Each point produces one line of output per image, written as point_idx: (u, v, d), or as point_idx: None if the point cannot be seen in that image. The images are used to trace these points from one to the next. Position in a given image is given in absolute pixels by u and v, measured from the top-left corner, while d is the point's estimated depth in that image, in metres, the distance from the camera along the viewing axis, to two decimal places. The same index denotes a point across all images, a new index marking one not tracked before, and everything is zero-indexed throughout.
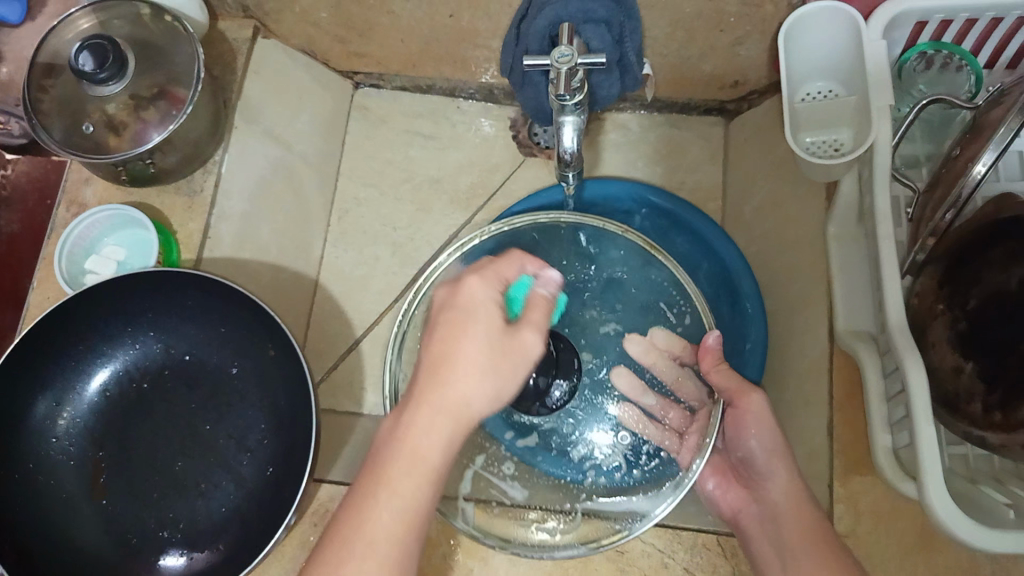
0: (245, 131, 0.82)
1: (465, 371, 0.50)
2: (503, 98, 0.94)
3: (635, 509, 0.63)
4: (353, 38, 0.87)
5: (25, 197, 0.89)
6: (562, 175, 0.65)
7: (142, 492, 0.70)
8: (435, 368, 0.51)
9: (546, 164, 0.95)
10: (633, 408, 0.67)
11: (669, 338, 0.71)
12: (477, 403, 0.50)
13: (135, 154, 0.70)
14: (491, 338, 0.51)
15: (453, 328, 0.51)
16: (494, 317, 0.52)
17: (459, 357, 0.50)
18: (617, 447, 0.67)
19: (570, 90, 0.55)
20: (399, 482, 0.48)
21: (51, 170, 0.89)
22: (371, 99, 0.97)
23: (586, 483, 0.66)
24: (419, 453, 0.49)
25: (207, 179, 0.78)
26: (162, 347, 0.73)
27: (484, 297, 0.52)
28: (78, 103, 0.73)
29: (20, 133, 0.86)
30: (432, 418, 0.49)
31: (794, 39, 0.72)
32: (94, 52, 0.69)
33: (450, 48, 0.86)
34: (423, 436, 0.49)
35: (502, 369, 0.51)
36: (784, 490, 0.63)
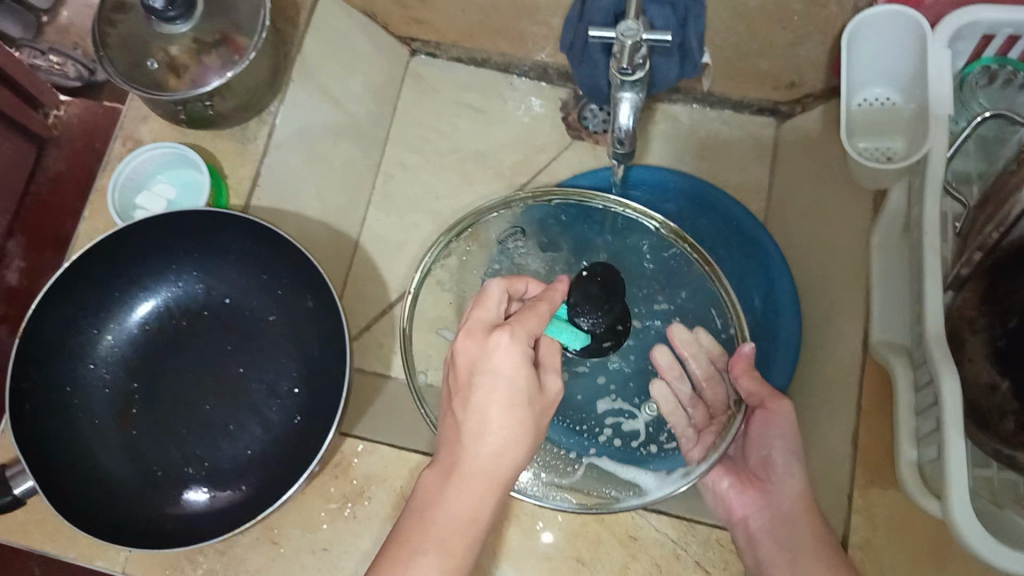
0: (301, 84, 0.83)
1: (499, 434, 0.51)
2: (556, 79, 0.94)
3: (640, 481, 0.69)
4: (415, 4, 0.87)
5: (74, 139, 1.09)
6: (616, 156, 0.65)
7: (172, 427, 0.71)
8: (470, 431, 0.51)
9: (593, 149, 0.94)
10: (666, 388, 0.72)
11: (712, 339, 0.72)
12: (508, 464, 0.51)
13: (193, 94, 0.73)
14: (525, 400, 0.51)
15: (486, 385, 0.51)
16: (525, 375, 0.52)
17: (497, 422, 0.51)
18: (640, 417, 0.72)
19: (634, 64, 0.56)
20: (448, 542, 0.49)
21: (100, 116, 1.11)
22: (425, 68, 0.97)
23: (599, 438, 0.72)
24: (448, 514, 0.49)
25: (260, 130, 0.80)
26: (203, 288, 0.74)
27: (509, 353, 0.52)
28: (143, 42, 0.75)
29: (74, 75, 1.12)
30: (466, 485, 0.50)
31: (857, 44, 0.72)
32: None
33: (510, 23, 0.87)
34: (468, 497, 0.50)
35: (534, 430, 0.52)
36: (795, 502, 0.66)
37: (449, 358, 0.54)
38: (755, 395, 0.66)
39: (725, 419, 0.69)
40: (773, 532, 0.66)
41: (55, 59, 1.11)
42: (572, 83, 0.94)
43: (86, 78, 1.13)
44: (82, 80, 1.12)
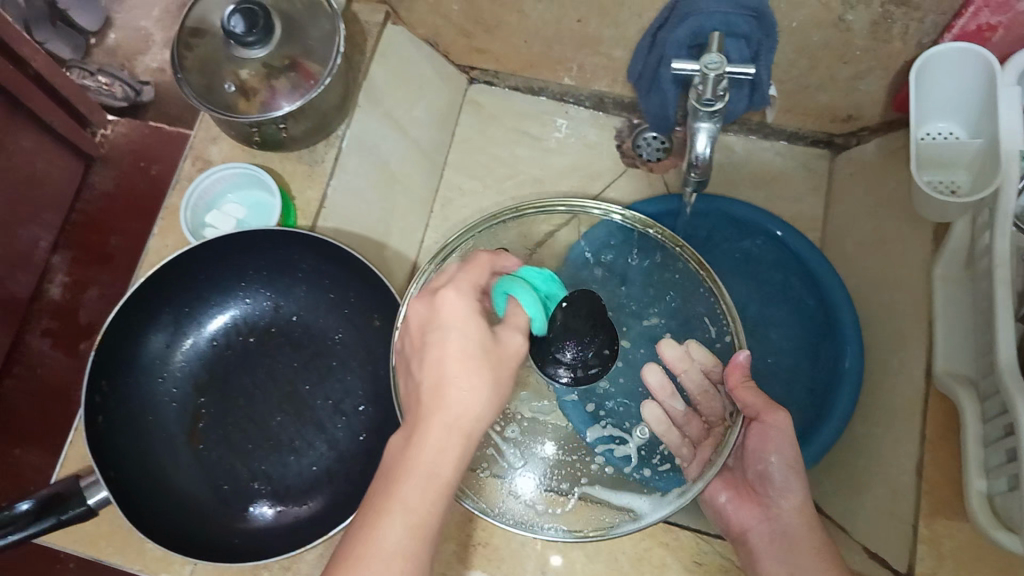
0: (367, 109, 0.85)
1: (456, 385, 0.52)
2: (612, 109, 0.95)
3: (633, 506, 0.64)
4: (479, 34, 0.89)
5: (122, 160, 1.31)
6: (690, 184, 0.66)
7: (238, 443, 0.72)
8: (428, 387, 0.52)
9: (647, 176, 0.94)
10: (658, 408, 0.67)
11: (705, 351, 0.67)
12: (469, 414, 0.52)
13: (266, 118, 0.74)
14: (479, 351, 0.52)
15: (437, 343, 0.53)
16: (477, 326, 0.53)
17: (455, 376, 0.52)
18: (632, 442, 0.67)
19: (718, 95, 0.57)
20: (413, 497, 0.49)
21: (151, 139, 1.33)
22: (483, 95, 0.99)
23: (590, 466, 0.66)
24: (415, 470, 0.50)
25: (327, 152, 0.82)
26: (271, 305, 0.76)
27: (460, 307, 0.53)
28: (217, 65, 0.77)
29: (120, 95, 1.35)
30: (423, 438, 0.51)
31: (924, 79, 0.73)
32: (245, 16, 0.73)
33: (571, 53, 0.88)
34: (429, 450, 0.51)
35: (490, 378, 0.52)
36: (796, 514, 0.66)
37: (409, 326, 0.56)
38: (750, 408, 0.64)
39: (715, 433, 0.64)
40: (773, 548, 0.65)
41: (104, 81, 1.33)
42: (627, 113, 0.96)
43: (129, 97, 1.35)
44: (127, 99, 1.36)
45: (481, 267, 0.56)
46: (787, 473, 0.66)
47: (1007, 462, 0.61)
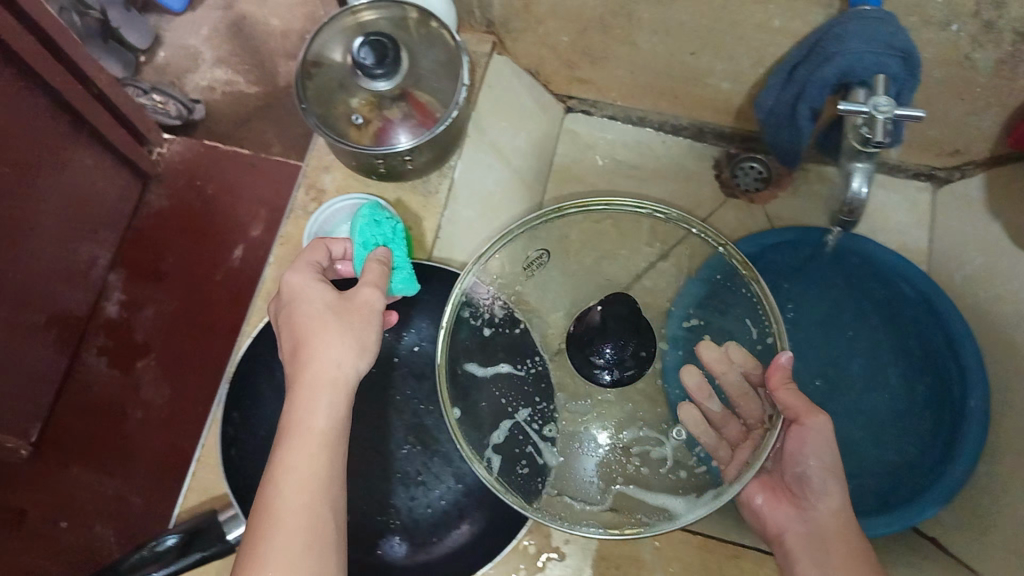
0: (476, 140, 0.86)
1: (315, 345, 0.60)
2: (710, 138, 0.96)
3: (669, 506, 0.62)
4: (584, 65, 0.89)
5: (179, 180, 1.66)
6: (840, 223, 0.65)
7: (367, 475, 0.74)
8: (294, 355, 0.61)
9: (747, 208, 0.95)
10: (694, 409, 0.65)
11: (745, 352, 0.66)
12: (340, 366, 0.60)
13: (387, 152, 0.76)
14: (328, 311, 0.62)
15: (291, 315, 0.63)
16: (315, 291, 0.63)
17: (311, 340, 0.61)
18: (668, 444, 0.64)
19: (887, 139, 0.57)
20: (299, 453, 0.57)
21: (201, 155, 1.68)
22: (579, 124, 0.99)
23: (628, 467, 0.64)
24: (305, 428, 0.58)
25: (442, 182, 0.84)
26: (392, 337, 0.78)
27: (297, 280, 0.64)
28: (338, 95, 0.78)
29: (175, 114, 1.66)
30: (303, 397, 0.59)
31: None
32: (373, 48, 0.72)
33: (676, 86, 0.88)
34: (302, 407, 0.58)
35: (352, 333, 0.61)
36: (833, 514, 0.67)
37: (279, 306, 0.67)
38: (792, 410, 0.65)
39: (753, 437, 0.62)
40: (808, 550, 0.66)
41: (160, 101, 1.63)
42: (723, 143, 0.96)
43: (183, 118, 1.67)
44: (180, 118, 1.66)
45: (320, 247, 0.68)
46: (823, 476, 0.68)
47: None
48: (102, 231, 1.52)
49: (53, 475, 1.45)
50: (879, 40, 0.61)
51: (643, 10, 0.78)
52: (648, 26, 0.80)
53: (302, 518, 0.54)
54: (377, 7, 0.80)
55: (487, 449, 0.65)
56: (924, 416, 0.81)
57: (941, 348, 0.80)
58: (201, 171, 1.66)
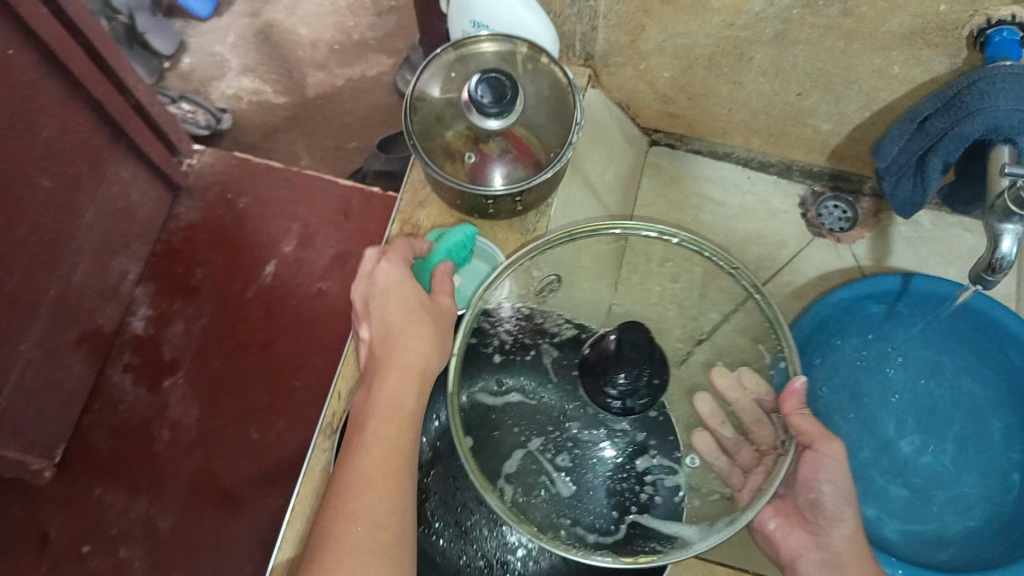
0: (571, 176, 0.85)
1: (402, 333, 0.63)
2: (797, 176, 0.95)
3: (683, 534, 0.56)
4: (680, 100, 0.89)
5: (209, 190, 1.51)
6: (978, 281, 0.65)
7: (472, 531, 0.68)
8: (379, 344, 0.64)
9: (834, 247, 0.94)
10: (710, 437, 0.59)
11: (758, 380, 0.60)
12: (423, 353, 0.62)
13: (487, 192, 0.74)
14: (414, 303, 0.65)
15: (378, 307, 0.66)
16: (402, 283, 0.66)
17: (400, 332, 0.63)
18: (681, 471, 0.58)
19: None
20: (380, 429, 0.58)
21: (233, 166, 1.52)
22: (663, 158, 0.98)
23: (640, 495, 0.57)
24: (388, 406, 0.59)
25: (540, 222, 0.81)
26: None
27: (386, 273, 0.67)
28: (444, 128, 0.77)
29: (204, 123, 1.68)
30: (383, 380, 0.61)
31: None
32: (490, 86, 0.71)
33: (774, 124, 0.88)
34: (387, 389, 0.60)
35: (432, 325, 0.64)
36: (848, 540, 0.66)
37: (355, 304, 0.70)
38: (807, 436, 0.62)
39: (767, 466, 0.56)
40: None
41: (189, 109, 1.67)
42: (809, 181, 0.95)
43: (211, 127, 1.69)
44: (209, 127, 1.68)
45: (399, 248, 0.69)
46: (838, 501, 0.66)
47: None
48: (132, 243, 1.39)
49: (74, 499, 1.29)
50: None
51: (758, 51, 0.77)
52: (759, 66, 0.80)
53: (377, 495, 0.54)
54: (486, 40, 0.78)
55: (496, 478, 0.57)
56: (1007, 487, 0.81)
57: None
58: (234, 182, 1.51)
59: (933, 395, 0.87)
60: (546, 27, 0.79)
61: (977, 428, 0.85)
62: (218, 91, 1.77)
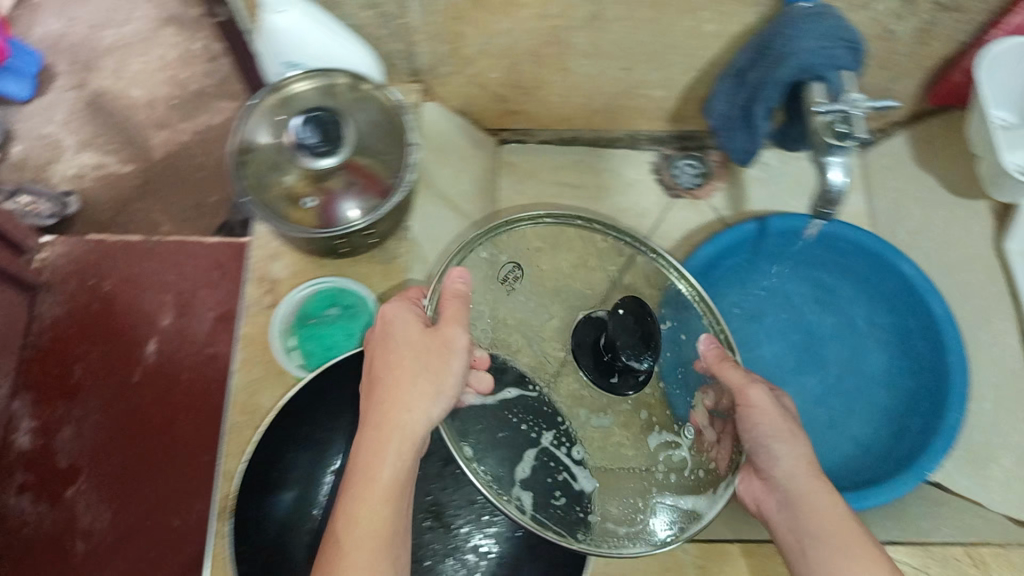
0: (428, 195, 0.82)
1: (393, 388, 0.53)
2: (645, 144, 0.97)
3: (694, 506, 0.56)
4: (516, 97, 0.88)
5: (68, 282, 1.40)
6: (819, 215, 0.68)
7: None
8: (374, 395, 0.54)
9: (694, 204, 0.96)
10: (687, 407, 0.59)
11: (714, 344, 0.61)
12: (416, 415, 0.53)
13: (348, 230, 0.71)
14: (408, 349, 0.54)
15: (378, 347, 0.56)
16: (404, 324, 0.55)
17: (390, 382, 0.53)
18: (685, 442, 0.58)
19: (862, 131, 0.61)
20: (361, 507, 0.51)
21: (89, 251, 1.41)
22: (515, 154, 0.98)
23: (655, 473, 0.57)
24: (371, 476, 0.52)
25: (401, 246, 0.79)
26: None
27: (392, 310, 0.57)
28: (277, 178, 0.74)
29: (50, 212, 1.51)
30: (371, 441, 0.53)
31: (986, 74, 0.75)
32: (316, 125, 0.69)
33: (611, 100, 0.89)
34: (372, 454, 0.52)
35: (422, 375, 0.53)
36: (804, 473, 0.59)
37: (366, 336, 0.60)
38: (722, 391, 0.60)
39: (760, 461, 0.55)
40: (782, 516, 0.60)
41: (30, 203, 1.50)
42: (657, 146, 0.98)
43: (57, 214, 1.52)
44: (55, 216, 1.51)
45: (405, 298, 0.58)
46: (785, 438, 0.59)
47: None
48: None
49: None
50: (824, 34, 0.63)
51: (577, 35, 0.78)
52: (582, 50, 0.80)
53: None
54: (300, 80, 0.74)
55: (516, 483, 0.55)
56: (917, 385, 0.83)
57: (927, 331, 0.82)
58: (93, 267, 1.40)
59: (835, 338, 0.88)
60: (362, 53, 0.77)
61: (875, 367, 0.86)
62: (56, 174, 1.64)
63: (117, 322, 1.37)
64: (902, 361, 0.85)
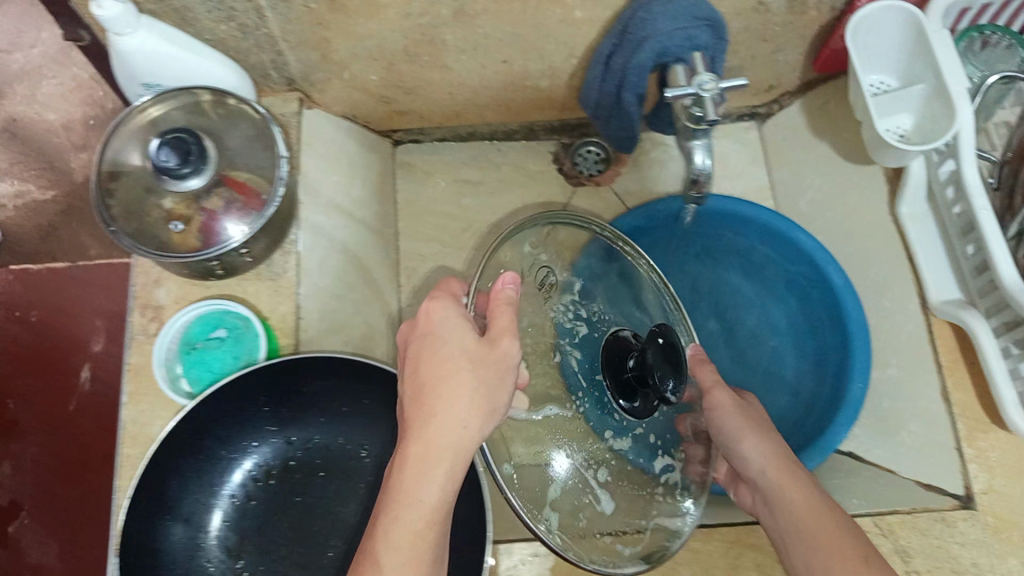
0: (311, 203, 0.80)
1: (442, 400, 0.49)
2: (542, 135, 0.96)
3: (678, 526, 0.60)
4: (401, 98, 0.86)
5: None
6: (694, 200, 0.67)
7: None
8: (416, 407, 0.50)
9: (597, 191, 0.96)
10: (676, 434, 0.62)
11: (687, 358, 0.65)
12: (469, 431, 0.49)
13: (228, 247, 0.69)
14: (464, 360, 0.50)
15: (424, 351, 0.51)
16: (460, 330, 0.51)
17: (439, 394, 0.49)
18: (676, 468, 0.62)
19: (718, 115, 0.58)
20: (404, 533, 0.47)
21: (15, 281, 1.29)
22: (411, 154, 0.96)
23: (656, 496, 0.61)
24: (414, 498, 0.47)
25: (288, 259, 0.77)
26: (282, 439, 0.72)
27: (440, 311, 0.51)
28: (149, 203, 0.72)
29: None
30: (413, 460, 0.48)
31: (860, 39, 0.74)
32: (176, 147, 0.66)
33: (498, 94, 0.87)
34: (415, 475, 0.48)
35: (483, 390, 0.50)
36: (768, 461, 0.63)
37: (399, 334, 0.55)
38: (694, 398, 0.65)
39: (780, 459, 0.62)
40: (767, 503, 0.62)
41: None
42: (555, 136, 0.97)
43: None
44: None
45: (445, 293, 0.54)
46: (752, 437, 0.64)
47: None
48: None
49: None
50: (680, 15, 0.62)
51: (447, 32, 0.76)
52: (455, 47, 0.78)
53: None
54: (164, 100, 0.73)
55: (546, 505, 0.56)
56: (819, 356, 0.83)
57: (823, 302, 0.82)
58: (20, 297, 1.29)
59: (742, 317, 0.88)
60: (226, 67, 0.75)
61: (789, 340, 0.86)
62: None
63: (56, 353, 1.27)
64: (806, 333, 0.85)
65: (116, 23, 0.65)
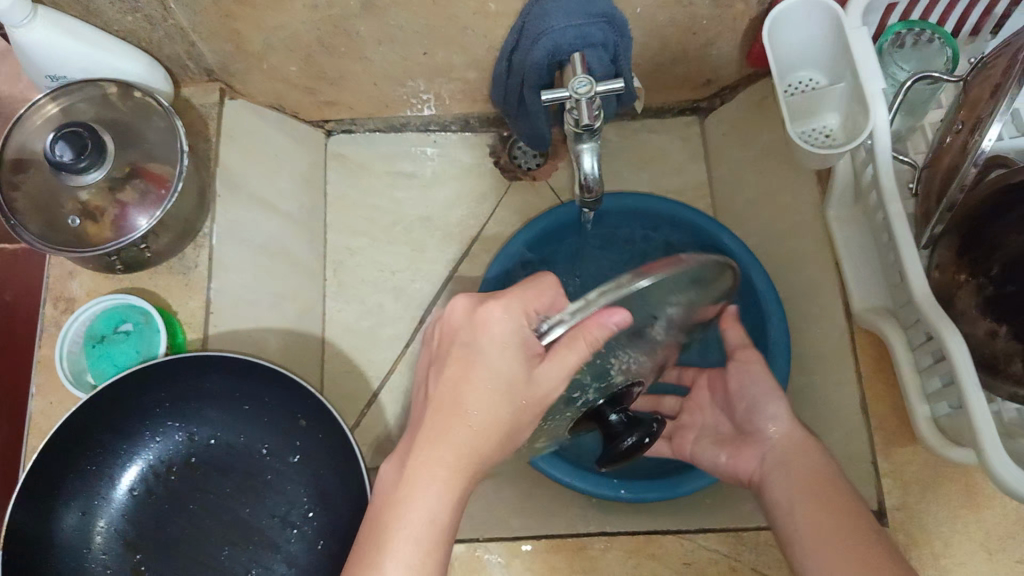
0: (231, 198, 0.79)
1: (471, 420, 0.50)
2: (479, 127, 0.94)
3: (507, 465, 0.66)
4: (325, 88, 0.85)
5: None
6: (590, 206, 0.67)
7: None
8: (440, 419, 0.50)
9: (533, 186, 0.95)
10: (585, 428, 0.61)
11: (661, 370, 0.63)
12: (484, 454, 0.50)
13: (127, 240, 0.67)
14: (504, 383, 0.49)
15: (464, 364, 0.50)
16: (512, 353, 0.50)
17: (464, 410, 0.50)
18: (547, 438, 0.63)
19: (592, 117, 0.57)
20: (409, 540, 0.48)
21: None
22: (345, 146, 0.96)
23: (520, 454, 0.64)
24: (419, 509, 0.48)
25: (199, 254, 0.75)
26: (185, 436, 0.73)
27: (496, 324, 0.50)
28: (53, 198, 0.70)
29: None
30: (428, 472, 0.49)
31: (777, 35, 0.72)
32: (71, 141, 0.65)
33: (426, 86, 0.86)
34: (426, 488, 0.48)
35: (508, 417, 0.50)
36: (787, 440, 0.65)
37: (438, 326, 0.53)
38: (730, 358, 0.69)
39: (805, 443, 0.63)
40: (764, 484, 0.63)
41: None
42: (496, 128, 0.95)
43: None
44: None
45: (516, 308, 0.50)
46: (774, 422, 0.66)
47: (942, 358, 0.63)
48: None
49: None
50: (572, 12, 0.60)
51: (359, 24, 0.74)
52: (371, 38, 0.77)
53: None
54: (69, 92, 0.72)
55: None
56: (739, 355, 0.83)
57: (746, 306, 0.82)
58: None
59: None
60: (137, 57, 0.74)
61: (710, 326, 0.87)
62: None
63: None
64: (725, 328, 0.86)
65: (7, 14, 0.64)
